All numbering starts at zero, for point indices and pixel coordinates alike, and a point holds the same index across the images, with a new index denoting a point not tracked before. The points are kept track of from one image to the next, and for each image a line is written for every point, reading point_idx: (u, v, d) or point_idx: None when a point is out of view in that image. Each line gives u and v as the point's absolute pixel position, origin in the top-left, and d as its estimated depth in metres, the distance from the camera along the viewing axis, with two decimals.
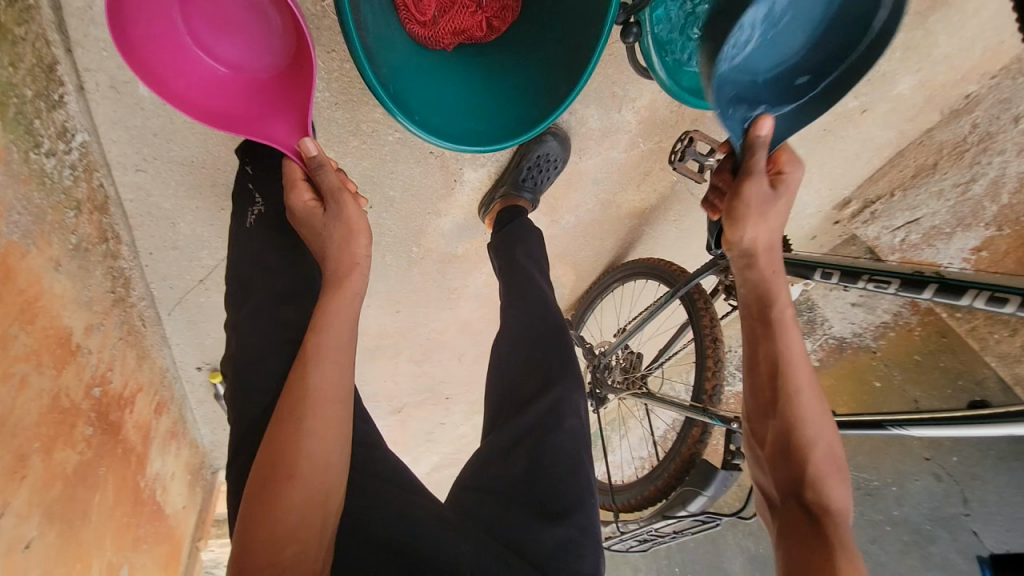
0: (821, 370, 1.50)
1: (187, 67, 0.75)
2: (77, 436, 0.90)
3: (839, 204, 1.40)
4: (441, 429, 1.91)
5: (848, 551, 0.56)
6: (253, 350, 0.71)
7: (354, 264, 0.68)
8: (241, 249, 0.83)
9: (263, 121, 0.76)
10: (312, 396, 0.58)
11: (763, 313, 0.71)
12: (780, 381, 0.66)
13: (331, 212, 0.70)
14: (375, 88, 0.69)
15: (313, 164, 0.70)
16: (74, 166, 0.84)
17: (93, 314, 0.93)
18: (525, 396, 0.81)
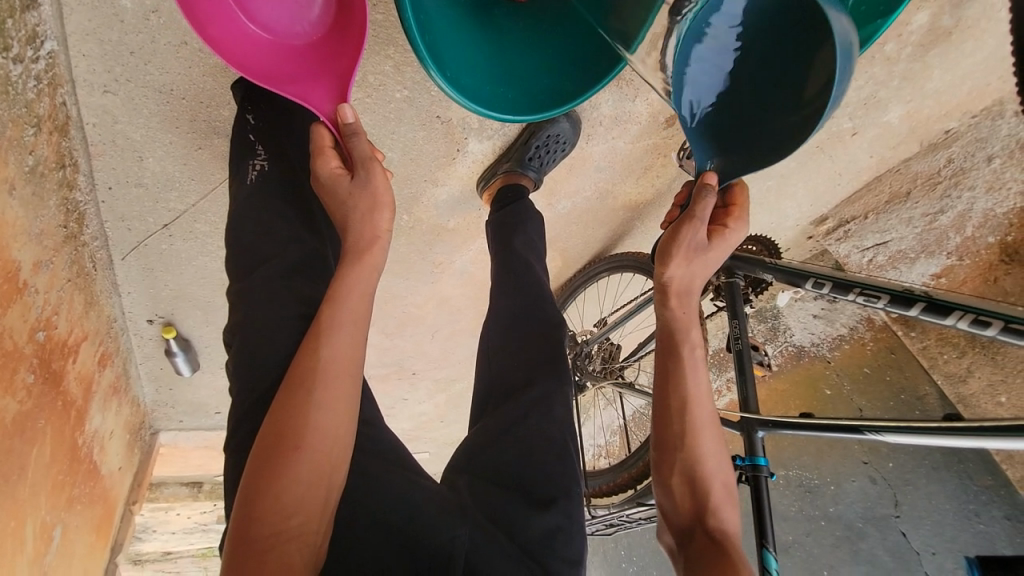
0: (779, 375, 1.58)
1: (222, 18, 0.71)
2: (16, 383, 0.81)
3: (817, 220, 1.46)
4: (403, 405, 1.87)
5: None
6: (250, 312, 0.66)
7: (375, 237, 0.65)
8: (240, 204, 0.76)
9: (296, 84, 0.72)
10: (323, 367, 0.56)
11: (674, 345, 0.71)
12: (686, 414, 0.67)
13: (358, 180, 0.66)
14: (416, 43, 0.67)
15: (347, 132, 0.67)
16: (38, 78, 0.73)
17: (43, 249, 0.82)
18: (520, 379, 0.80)
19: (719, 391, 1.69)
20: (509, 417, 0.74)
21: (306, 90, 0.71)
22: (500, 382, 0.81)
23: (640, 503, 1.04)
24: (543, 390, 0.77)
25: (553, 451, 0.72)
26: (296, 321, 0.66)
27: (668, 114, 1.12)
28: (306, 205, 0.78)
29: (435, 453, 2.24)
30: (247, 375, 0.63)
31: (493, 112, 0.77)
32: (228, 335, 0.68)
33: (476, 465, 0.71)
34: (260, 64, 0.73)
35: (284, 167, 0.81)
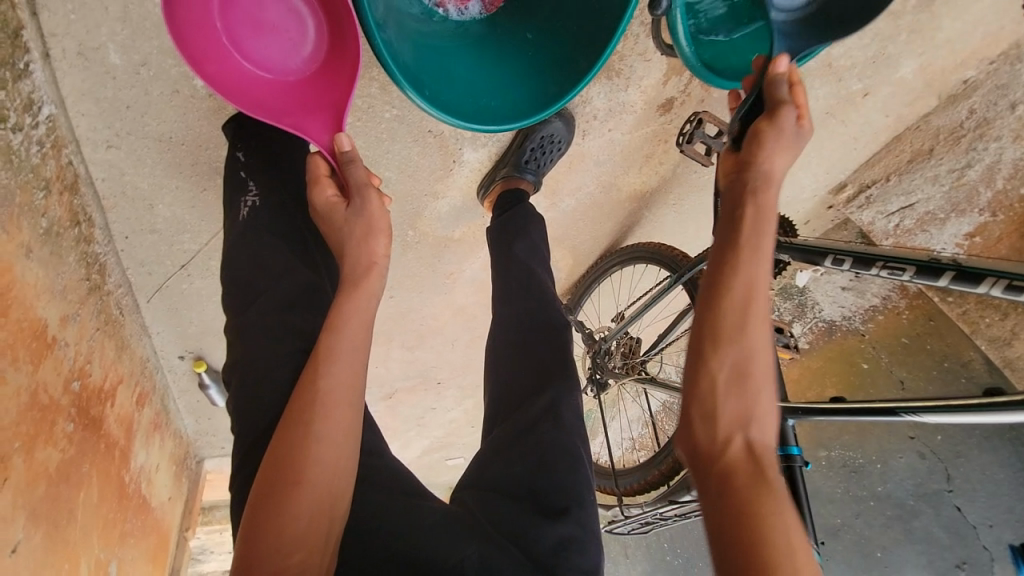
0: (811, 353, 1.52)
1: (218, 57, 0.72)
2: (59, 432, 0.84)
3: (835, 188, 1.40)
4: (432, 414, 1.90)
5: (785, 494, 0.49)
6: (255, 354, 0.67)
7: (371, 264, 0.65)
8: (237, 241, 0.78)
9: (293, 116, 0.73)
10: (320, 399, 0.57)
11: (740, 231, 0.57)
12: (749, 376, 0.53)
13: (354, 206, 0.66)
14: (387, 60, 0.66)
15: (343, 160, 0.68)
16: (42, 142, 0.75)
17: (69, 304, 0.84)
18: (526, 386, 0.79)
19: None
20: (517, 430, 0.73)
21: (303, 121, 0.73)
22: (508, 393, 0.80)
23: (674, 501, 1.04)
24: (552, 398, 0.76)
25: (562, 459, 0.70)
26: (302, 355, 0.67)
27: (664, 98, 1.09)
28: (302, 239, 0.80)
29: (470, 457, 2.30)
30: (255, 409, 0.64)
31: (481, 123, 0.75)
32: (230, 377, 0.69)
33: (485, 479, 0.71)
34: (256, 100, 0.74)
35: (278, 201, 0.82)
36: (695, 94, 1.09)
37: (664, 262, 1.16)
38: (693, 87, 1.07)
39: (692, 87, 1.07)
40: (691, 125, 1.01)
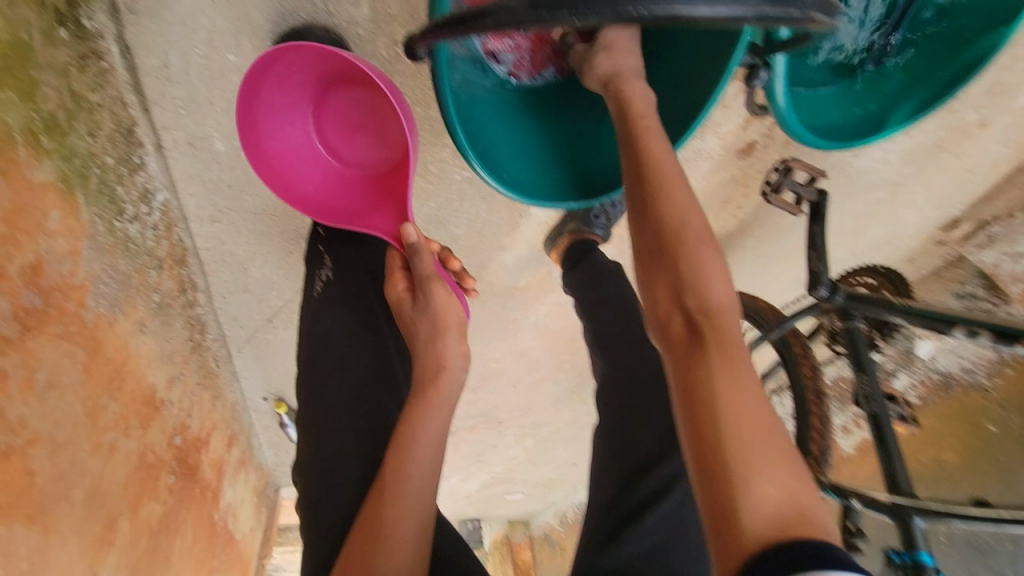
0: (922, 409, 1.34)
1: (314, 168, 0.79)
2: (161, 486, 0.90)
3: (947, 225, 1.25)
4: (492, 451, 1.87)
5: (752, 458, 0.42)
6: (328, 441, 0.71)
7: (439, 366, 0.67)
8: (314, 318, 0.81)
9: (370, 215, 0.77)
10: (382, 530, 0.56)
11: (659, 225, 0.53)
12: (701, 313, 0.48)
13: (420, 304, 0.69)
14: (459, 139, 0.65)
15: (410, 250, 0.69)
16: (155, 226, 0.78)
17: (173, 366, 0.91)
18: (618, 474, 0.74)
19: (846, 428, 1.50)
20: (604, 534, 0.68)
21: (376, 222, 0.77)
22: (607, 467, 0.76)
23: None
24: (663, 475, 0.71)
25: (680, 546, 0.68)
26: (374, 450, 0.69)
27: (746, 142, 1.01)
28: (374, 320, 0.81)
29: (529, 492, 2.25)
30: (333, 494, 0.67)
31: (558, 200, 0.74)
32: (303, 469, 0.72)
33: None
34: (346, 204, 0.80)
35: (353, 278, 0.82)
36: (780, 136, 1.01)
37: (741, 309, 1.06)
38: (779, 130, 0.99)
39: (777, 130, 0.99)
40: (778, 173, 0.94)
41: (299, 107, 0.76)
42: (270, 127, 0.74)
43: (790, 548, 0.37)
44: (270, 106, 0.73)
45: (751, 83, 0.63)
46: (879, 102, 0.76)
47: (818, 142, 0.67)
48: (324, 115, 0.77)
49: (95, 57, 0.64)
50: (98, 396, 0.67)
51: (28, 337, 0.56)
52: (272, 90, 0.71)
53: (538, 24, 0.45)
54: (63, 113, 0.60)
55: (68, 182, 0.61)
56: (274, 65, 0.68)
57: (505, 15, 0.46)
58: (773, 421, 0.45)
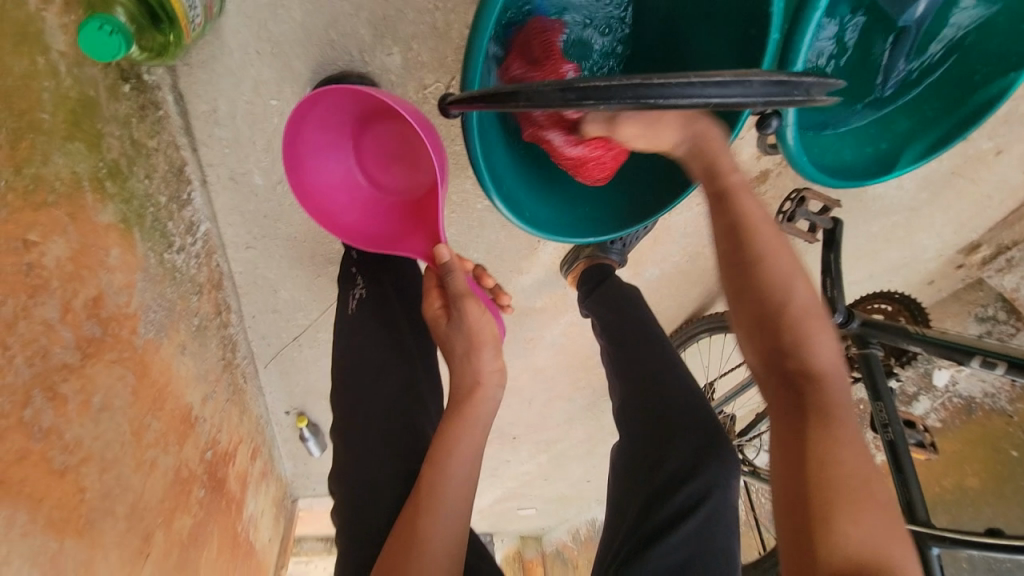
0: (943, 434, 1.31)
1: (360, 198, 0.80)
2: (193, 499, 0.94)
3: (967, 248, 1.25)
4: (505, 466, 1.89)
5: (857, 504, 0.48)
6: (362, 456, 0.73)
7: (475, 385, 0.69)
8: (344, 335, 0.82)
9: (410, 241, 0.78)
10: (419, 539, 0.59)
11: (750, 275, 0.58)
12: (803, 379, 0.55)
13: (455, 322, 0.72)
14: (480, 170, 0.68)
15: (443, 270, 0.70)
16: (197, 255, 0.84)
17: (207, 385, 0.96)
18: (643, 495, 0.73)
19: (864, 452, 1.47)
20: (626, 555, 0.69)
21: (416, 245, 0.77)
22: (630, 486, 0.77)
23: None
24: (689, 495, 0.70)
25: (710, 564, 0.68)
26: (405, 463, 0.71)
27: (760, 171, 1.03)
28: (401, 342, 0.82)
29: (541, 508, 2.25)
30: (365, 508, 0.69)
31: (579, 234, 0.78)
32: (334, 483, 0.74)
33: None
34: (387, 233, 0.80)
35: (380, 296, 0.84)
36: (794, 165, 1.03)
37: None
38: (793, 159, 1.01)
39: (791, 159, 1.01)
40: (792, 203, 0.95)
41: (340, 142, 0.77)
42: (315, 164, 0.75)
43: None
44: (315, 143, 0.74)
45: (764, 130, 0.65)
46: (891, 141, 0.81)
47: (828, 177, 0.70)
48: (362, 148, 0.79)
49: (152, 106, 0.70)
50: (143, 416, 0.72)
51: (88, 364, 0.60)
52: (312, 129, 0.72)
53: (569, 105, 0.48)
54: (125, 160, 0.65)
55: (129, 223, 0.66)
56: (312, 106, 0.69)
57: (537, 95, 0.50)
58: (867, 475, 0.51)
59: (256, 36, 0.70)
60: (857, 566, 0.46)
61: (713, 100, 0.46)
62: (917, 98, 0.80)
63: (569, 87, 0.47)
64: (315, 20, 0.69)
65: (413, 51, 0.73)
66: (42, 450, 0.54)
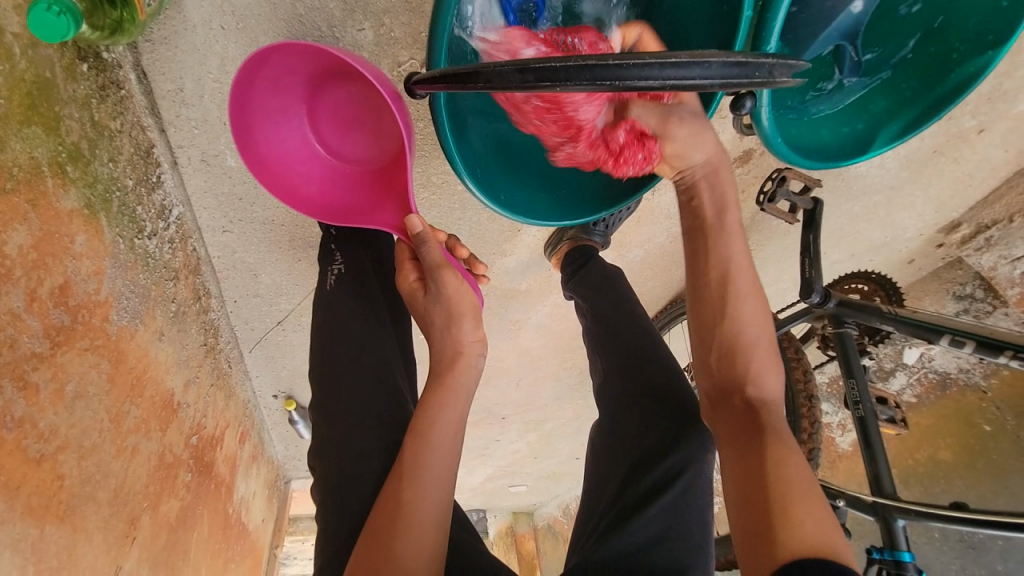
0: (918, 409, 1.36)
1: (315, 168, 0.77)
2: (179, 483, 0.95)
3: (947, 228, 1.27)
4: (496, 445, 1.92)
5: (788, 463, 0.56)
6: (340, 434, 0.72)
7: (459, 353, 0.71)
8: (325, 313, 0.80)
9: (376, 211, 0.76)
10: (406, 511, 0.59)
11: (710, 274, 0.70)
12: (753, 391, 0.64)
13: (434, 294, 0.71)
14: (450, 149, 0.67)
15: (417, 241, 0.69)
16: (171, 240, 0.82)
17: (189, 370, 0.95)
18: (622, 472, 0.74)
19: (843, 426, 1.52)
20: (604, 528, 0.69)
21: (383, 217, 0.75)
22: (613, 466, 0.77)
23: None
24: (669, 467, 0.71)
25: (688, 539, 0.67)
26: (387, 442, 0.71)
27: (743, 150, 1.03)
28: (382, 321, 0.81)
29: (532, 484, 2.31)
30: (348, 489, 0.68)
31: (557, 220, 0.79)
32: (314, 464, 0.73)
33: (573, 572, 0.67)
34: (349, 204, 0.77)
35: (360, 272, 0.84)
36: None
37: None
38: None
39: None
40: (773, 183, 0.95)
41: (293, 108, 0.73)
42: (266, 132, 0.71)
43: (816, 561, 0.46)
44: (263, 108, 0.70)
45: (738, 112, 0.64)
46: (866, 122, 0.81)
47: (799, 161, 0.72)
48: (317, 116, 0.74)
49: (113, 86, 0.67)
50: (120, 402, 0.71)
51: (58, 352, 0.60)
52: (262, 93, 0.68)
53: (526, 87, 0.47)
54: (86, 143, 0.63)
55: (93, 208, 0.65)
56: (261, 68, 0.65)
57: (497, 77, 0.48)
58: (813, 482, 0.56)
59: (220, 10, 0.67)
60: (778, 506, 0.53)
61: (668, 82, 0.45)
62: (899, 76, 0.80)
63: (525, 67, 0.46)
64: None
65: (385, 26, 0.71)
66: (15, 440, 0.54)
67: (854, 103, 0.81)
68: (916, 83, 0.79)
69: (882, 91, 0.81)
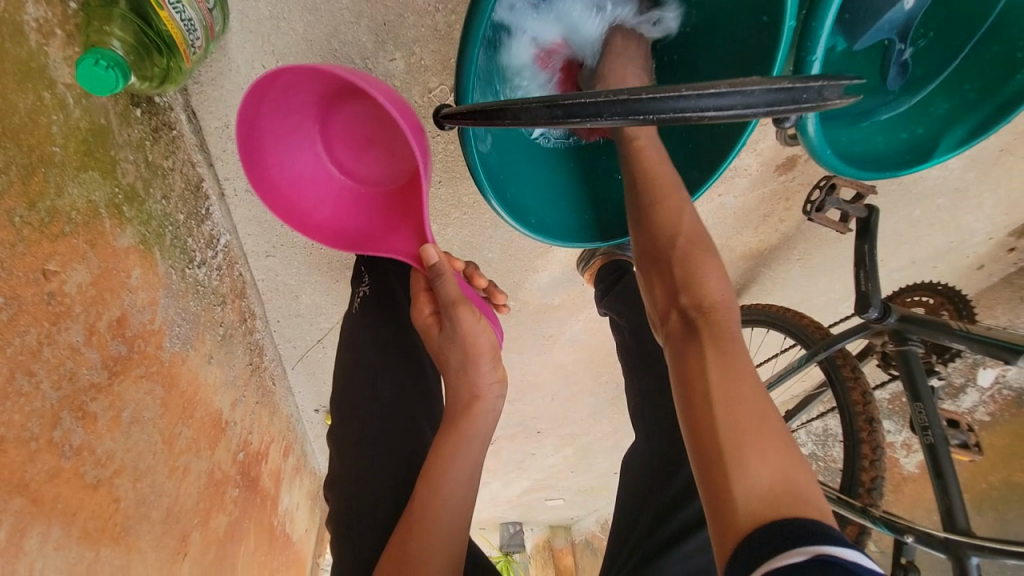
0: (991, 428, 1.23)
1: (327, 190, 0.75)
2: (227, 498, 0.99)
3: (1020, 229, 1.16)
4: (531, 459, 1.89)
5: (734, 382, 0.51)
6: (373, 459, 0.73)
7: (476, 395, 0.68)
8: (354, 336, 0.81)
9: (390, 234, 0.74)
10: (417, 560, 0.59)
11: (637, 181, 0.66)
12: (695, 308, 0.57)
13: (450, 331, 0.68)
14: (478, 172, 0.67)
15: (432, 272, 0.66)
16: (219, 266, 0.86)
17: (236, 390, 0.99)
18: (661, 500, 0.71)
19: (908, 446, 1.40)
20: (638, 562, 0.67)
21: (397, 241, 0.74)
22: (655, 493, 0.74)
23: None
24: None
25: None
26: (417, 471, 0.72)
27: (786, 157, 0.97)
28: (405, 345, 0.82)
29: (569, 499, 2.26)
30: (386, 513, 0.69)
31: (590, 241, 0.78)
32: (333, 495, 0.74)
33: None
34: (362, 226, 0.76)
35: (387, 292, 0.83)
36: None
37: (780, 326, 1.02)
38: None
39: None
40: (820, 192, 0.90)
41: (303, 128, 0.71)
42: (277, 155, 0.70)
43: (782, 527, 0.42)
44: (273, 131, 0.68)
45: (782, 125, 0.60)
46: (927, 126, 0.75)
47: (850, 169, 0.67)
48: (329, 135, 0.73)
49: (166, 127, 0.71)
50: (173, 425, 0.75)
51: (116, 382, 0.64)
52: (271, 116, 0.66)
53: (554, 122, 0.47)
54: (141, 183, 0.68)
55: (148, 243, 0.69)
56: (268, 89, 0.63)
57: (525, 112, 0.48)
58: (765, 405, 0.51)
59: (261, 50, 0.70)
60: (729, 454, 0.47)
61: (706, 114, 0.42)
62: (957, 78, 0.74)
63: (554, 104, 0.46)
64: (316, 30, 0.69)
65: (416, 54, 0.72)
66: (73, 467, 0.58)
67: (908, 110, 0.76)
68: (976, 88, 0.73)
69: (938, 96, 0.75)
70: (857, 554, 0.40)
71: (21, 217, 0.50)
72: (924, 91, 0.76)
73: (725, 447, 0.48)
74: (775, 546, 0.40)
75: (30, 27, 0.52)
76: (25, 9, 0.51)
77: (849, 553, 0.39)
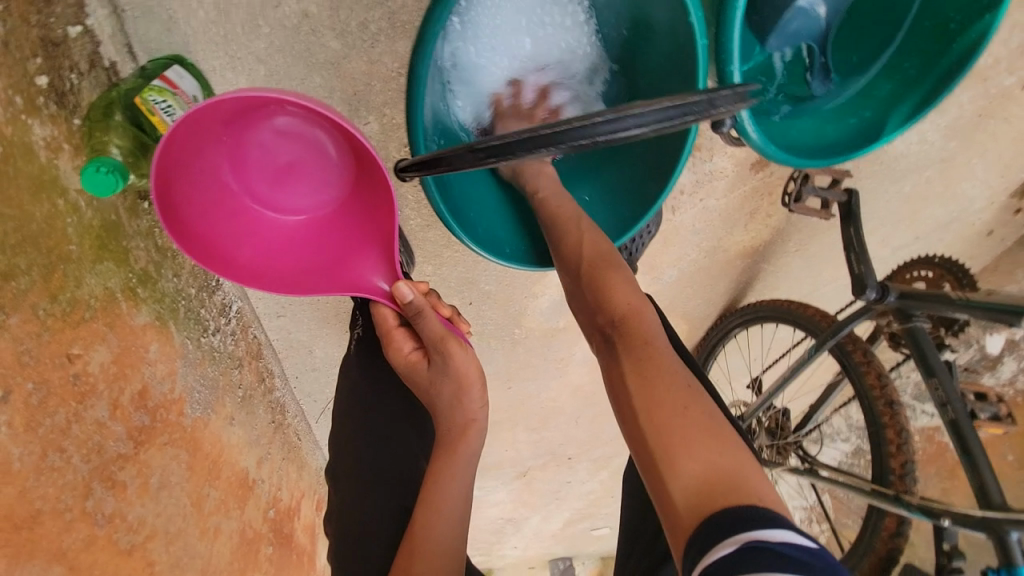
0: None
1: (251, 228, 0.67)
2: (261, 557, 1.01)
3: (1019, 191, 1.15)
4: (567, 487, 1.85)
5: (653, 377, 0.53)
6: (382, 498, 0.75)
7: (470, 422, 0.70)
8: (355, 382, 0.84)
9: (338, 269, 0.69)
10: None
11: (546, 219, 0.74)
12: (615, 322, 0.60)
13: (439, 366, 0.70)
14: (442, 211, 0.71)
15: (410, 310, 0.67)
16: (233, 331, 0.92)
17: (261, 448, 1.03)
18: None
19: None
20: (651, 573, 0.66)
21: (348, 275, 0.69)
22: None
23: None
24: None
25: None
26: None
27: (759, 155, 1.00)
28: (402, 385, 0.83)
29: (615, 525, 2.18)
30: None
31: None
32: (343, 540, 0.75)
33: None
34: (298, 263, 0.68)
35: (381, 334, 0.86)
36: None
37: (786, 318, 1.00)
38: None
39: None
40: (796, 183, 0.91)
41: (210, 158, 0.61)
42: (186, 192, 0.61)
43: (721, 516, 0.41)
44: (182, 165, 0.59)
45: (720, 128, 0.64)
46: (874, 109, 0.77)
47: (801, 158, 0.69)
48: (241, 165, 0.64)
49: None
50: (200, 487, 0.79)
51: (141, 451, 0.68)
52: (176, 147, 0.56)
53: (479, 162, 0.52)
54: (153, 266, 0.74)
55: (163, 318, 0.75)
56: (187, 126, 0.55)
57: (457, 159, 0.54)
58: (687, 394, 0.52)
59: None
60: (659, 446, 0.49)
61: (600, 137, 0.46)
62: (895, 61, 0.77)
63: (477, 147, 0.51)
64: None
65: (387, 116, 0.79)
66: (107, 534, 0.62)
67: (855, 98, 0.79)
68: (915, 66, 0.75)
69: (881, 79, 0.78)
70: (789, 534, 0.39)
71: (45, 309, 0.57)
72: (866, 78, 0.79)
73: (652, 445, 0.49)
74: (711, 537, 0.40)
75: (38, 146, 0.59)
76: (33, 131, 0.59)
77: (778, 534, 0.39)
